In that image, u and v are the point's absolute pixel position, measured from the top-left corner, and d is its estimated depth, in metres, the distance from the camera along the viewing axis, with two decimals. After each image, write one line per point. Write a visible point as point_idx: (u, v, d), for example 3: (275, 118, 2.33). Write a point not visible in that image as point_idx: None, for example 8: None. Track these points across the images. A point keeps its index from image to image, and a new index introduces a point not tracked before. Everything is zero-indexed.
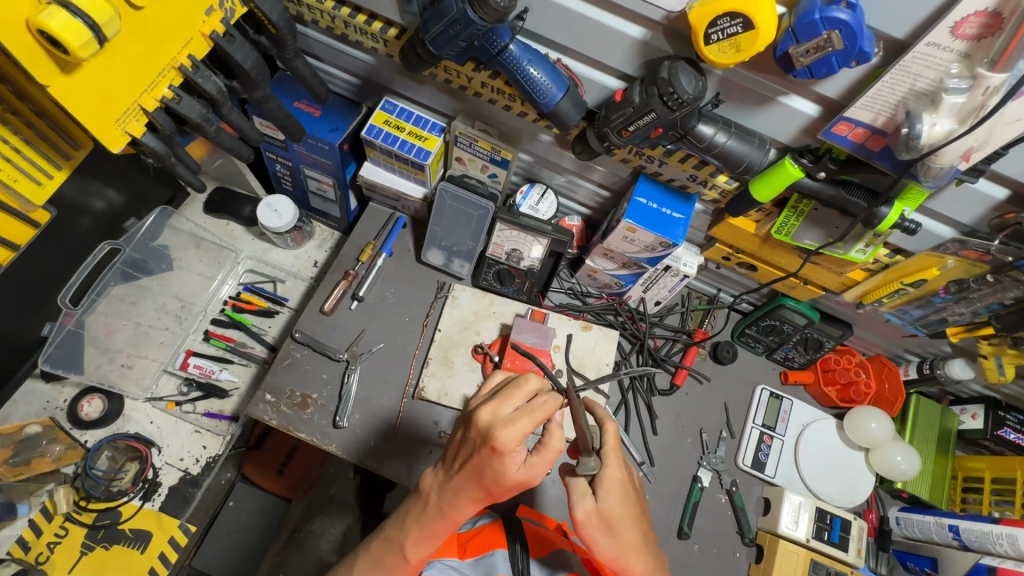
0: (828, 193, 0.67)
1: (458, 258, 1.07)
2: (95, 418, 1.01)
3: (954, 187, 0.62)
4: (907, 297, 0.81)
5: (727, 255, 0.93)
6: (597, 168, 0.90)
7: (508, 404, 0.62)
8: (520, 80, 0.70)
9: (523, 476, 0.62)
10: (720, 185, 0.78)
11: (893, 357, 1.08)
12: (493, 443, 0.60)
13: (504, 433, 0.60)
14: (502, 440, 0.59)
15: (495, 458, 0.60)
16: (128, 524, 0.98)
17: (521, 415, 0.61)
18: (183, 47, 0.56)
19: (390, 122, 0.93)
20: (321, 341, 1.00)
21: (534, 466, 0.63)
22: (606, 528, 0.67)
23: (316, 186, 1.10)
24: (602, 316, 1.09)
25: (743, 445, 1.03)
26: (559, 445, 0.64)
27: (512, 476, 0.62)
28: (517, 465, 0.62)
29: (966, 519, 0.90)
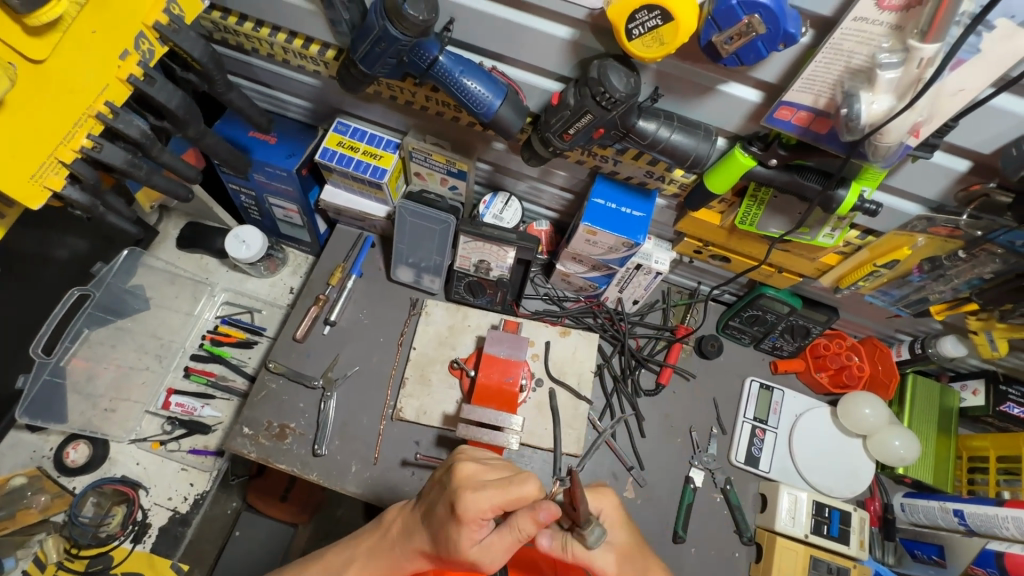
0: (783, 180, 0.64)
1: (428, 274, 1.05)
2: (81, 463, 1.01)
3: (911, 163, 0.59)
4: (885, 277, 0.77)
5: (697, 249, 0.90)
6: (556, 172, 0.88)
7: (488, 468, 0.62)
8: (455, 92, 0.68)
9: (477, 556, 0.59)
10: (677, 179, 0.75)
11: (885, 337, 1.04)
12: (456, 505, 0.58)
13: (470, 499, 0.57)
14: (467, 506, 0.57)
15: (454, 524, 0.58)
16: (119, 568, 0.97)
17: (499, 488, 0.58)
18: (98, 95, 0.55)
19: (343, 143, 0.92)
20: (297, 370, 0.99)
21: (491, 548, 0.59)
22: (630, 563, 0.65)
23: (281, 213, 1.09)
24: (581, 320, 1.07)
25: (735, 441, 1.00)
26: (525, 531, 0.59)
27: (462, 552, 0.58)
28: (473, 540, 0.58)
29: (971, 503, 0.86)
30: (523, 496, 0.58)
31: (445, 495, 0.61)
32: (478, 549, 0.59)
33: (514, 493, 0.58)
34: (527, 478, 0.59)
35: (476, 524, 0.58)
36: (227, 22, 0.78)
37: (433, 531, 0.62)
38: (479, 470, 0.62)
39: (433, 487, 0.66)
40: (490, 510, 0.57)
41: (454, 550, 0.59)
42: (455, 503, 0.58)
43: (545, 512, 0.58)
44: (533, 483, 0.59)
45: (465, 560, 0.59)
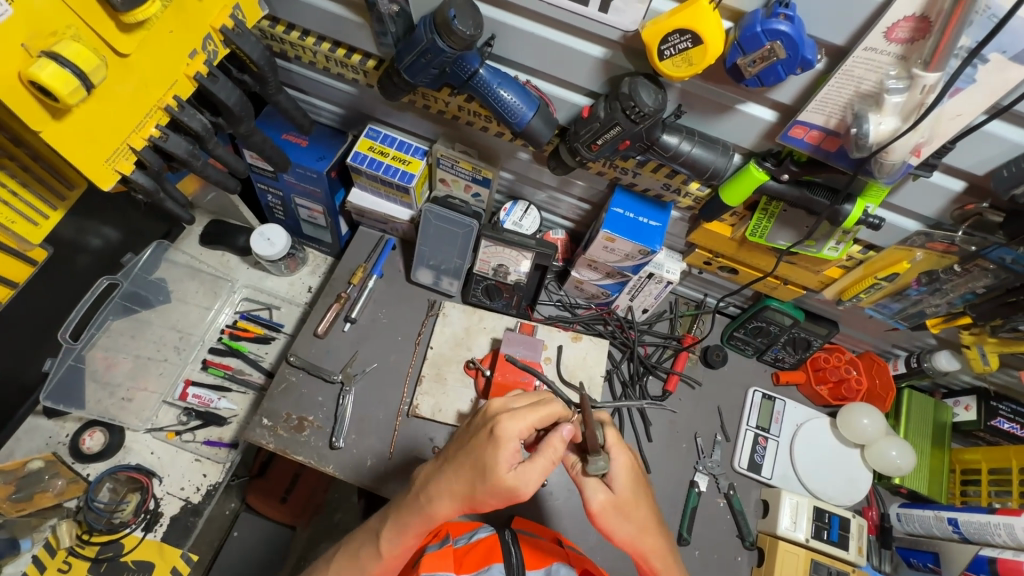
0: (793, 194, 0.70)
1: (447, 276, 1.09)
2: (97, 450, 1.03)
3: (911, 182, 0.65)
4: (884, 291, 0.82)
5: (707, 260, 0.95)
6: (575, 182, 0.93)
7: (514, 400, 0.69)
8: (491, 102, 0.73)
9: (514, 481, 0.61)
10: (692, 192, 0.80)
11: (882, 353, 1.09)
12: (494, 428, 0.63)
13: (507, 421, 0.63)
14: (505, 426, 0.62)
15: (490, 445, 0.62)
16: (130, 556, 0.99)
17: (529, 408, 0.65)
18: (168, 89, 0.60)
19: (374, 148, 0.97)
20: (317, 364, 1.02)
21: (525, 475, 0.62)
22: (622, 514, 0.68)
23: (306, 213, 1.13)
24: (591, 327, 1.11)
25: (738, 448, 1.04)
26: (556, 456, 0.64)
27: (500, 475, 0.61)
28: (509, 464, 0.61)
29: (964, 511, 0.89)
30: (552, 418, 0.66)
31: (481, 423, 0.67)
32: (513, 475, 0.62)
33: (545, 410, 0.66)
34: (552, 401, 0.68)
35: (513, 448, 0.62)
36: (275, 30, 0.84)
37: (470, 470, 0.63)
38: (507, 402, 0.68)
39: (464, 427, 0.70)
40: (522, 432, 0.63)
41: (488, 472, 0.61)
42: (495, 424, 0.63)
43: (567, 429, 0.66)
44: (558, 405, 0.68)
45: (503, 485, 0.61)
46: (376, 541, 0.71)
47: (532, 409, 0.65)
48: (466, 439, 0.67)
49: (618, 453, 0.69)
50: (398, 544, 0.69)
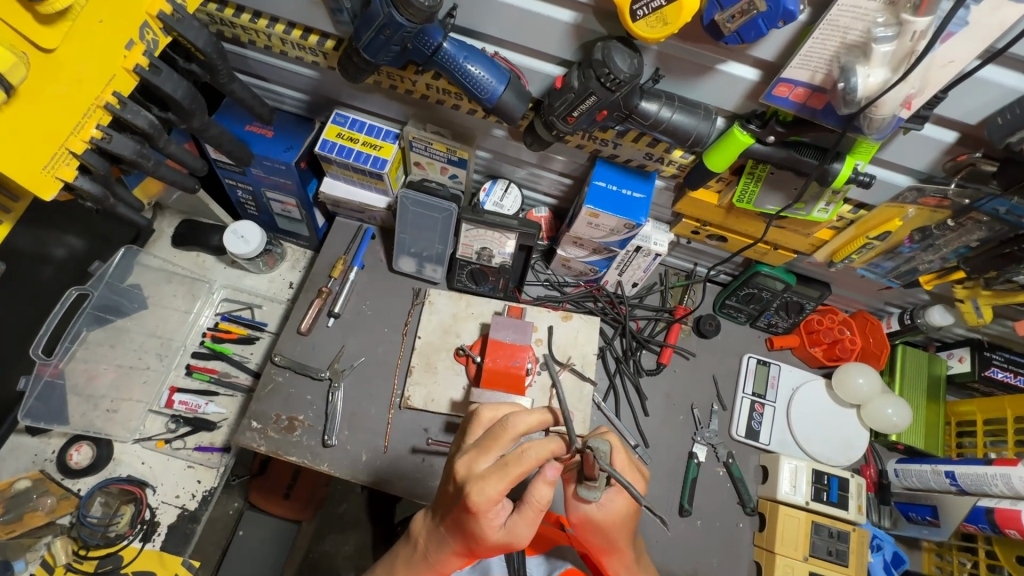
0: (780, 156, 0.67)
1: (430, 263, 1.06)
2: (85, 465, 1.00)
3: (903, 136, 0.62)
4: (876, 250, 0.80)
5: (695, 229, 0.92)
6: (555, 157, 0.89)
7: (483, 457, 0.58)
8: (459, 78, 0.69)
9: (504, 538, 0.56)
10: (676, 160, 0.77)
11: (875, 311, 1.08)
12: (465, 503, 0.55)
13: (475, 491, 0.55)
14: (474, 500, 0.55)
15: (469, 517, 0.56)
16: (130, 568, 0.97)
17: (478, 454, 0.58)
18: (105, 85, 0.56)
19: (342, 134, 0.92)
20: (303, 362, 1.00)
21: (516, 530, 0.57)
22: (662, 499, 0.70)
23: (280, 207, 1.09)
24: (581, 304, 1.09)
25: (735, 416, 1.03)
26: (543, 502, 0.57)
27: (490, 537, 0.56)
28: (497, 523, 0.56)
29: (961, 464, 0.89)
30: (528, 472, 0.56)
31: (452, 489, 0.59)
32: (503, 529, 0.57)
33: (518, 474, 0.55)
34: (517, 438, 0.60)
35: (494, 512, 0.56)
36: (224, 14, 0.78)
37: (451, 529, 0.60)
38: (476, 458, 0.58)
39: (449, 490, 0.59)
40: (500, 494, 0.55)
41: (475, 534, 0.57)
42: (461, 491, 0.56)
43: (553, 470, 0.57)
44: (532, 454, 0.55)
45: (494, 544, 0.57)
46: None
47: (486, 456, 0.58)
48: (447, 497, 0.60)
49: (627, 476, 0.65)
50: None
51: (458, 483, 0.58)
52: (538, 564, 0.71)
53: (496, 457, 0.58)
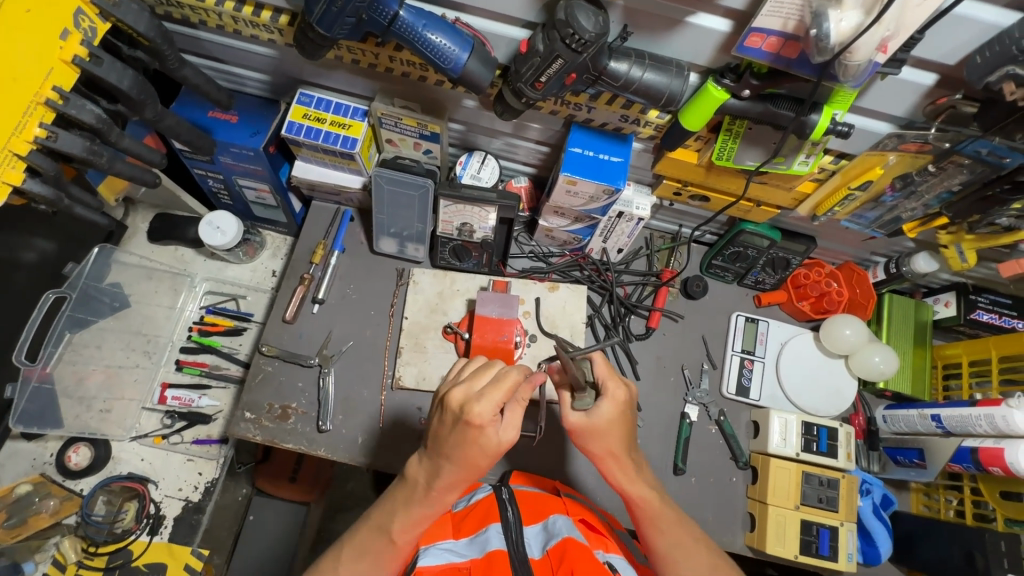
0: (756, 111, 0.65)
1: (411, 242, 1.04)
2: (84, 465, 1.01)
3: (880, 82, 0.60)
4: (860, 200, 0.79)
5: (677, 190, 0.90)
6: (530, 125, 0.87)
7: (474, 385, 0.64)
8: (420, 49, 0.66)
9: (501, 439, 0.64)
10: (653, 121, 0.75)
11: (861, 262, 1.08)
12: (466, 417, 0.61)
13: (477, 408, 0.61)
14: (477, 414, 0.61)
15: (469, 428, 0.62)
16: (141, 561, 0.99)
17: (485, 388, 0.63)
18: (43, 81, 0.54)
19: (309, 115, 0.89)
20: (291, 351, 0.99)
21: (511, 429, 0.65)
22: (597, 434, 0.70)
23: (254, 194, 1.06)
24: (568, 274, 1.08)
25: (725, 374, 1.04)
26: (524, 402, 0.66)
27: (490, 441, 0.63)
28: (494, 429, 0.63)
29: (947, 407, 0.91)
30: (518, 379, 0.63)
31: (450, 415, 0.64)
32: (502, 434, 0.64)
33: (511, 384, 0.62)
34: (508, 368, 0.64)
35: (491, 423, 0.62)
36: None
37: (460, 452, 0.64)
38: (467, 389, 0.64)
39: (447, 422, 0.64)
40: (494, 406, 0.62)
41: (473, 442, 0.63)
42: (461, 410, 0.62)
43: (528, 390, 0.67)
44: (515, 370, 0.63)
45: (492, 445, 0.63)
46: (388, 528, 0.70)
47: (497, 390, 0.62)
48: (448, 436, 0.64)
49: (610, 388, 0.70)
50: (409, 530, 0.69)
51: (455, 408, 0.63)
52: (534, 533, 0.71)
53: (492, 379, 0.65)
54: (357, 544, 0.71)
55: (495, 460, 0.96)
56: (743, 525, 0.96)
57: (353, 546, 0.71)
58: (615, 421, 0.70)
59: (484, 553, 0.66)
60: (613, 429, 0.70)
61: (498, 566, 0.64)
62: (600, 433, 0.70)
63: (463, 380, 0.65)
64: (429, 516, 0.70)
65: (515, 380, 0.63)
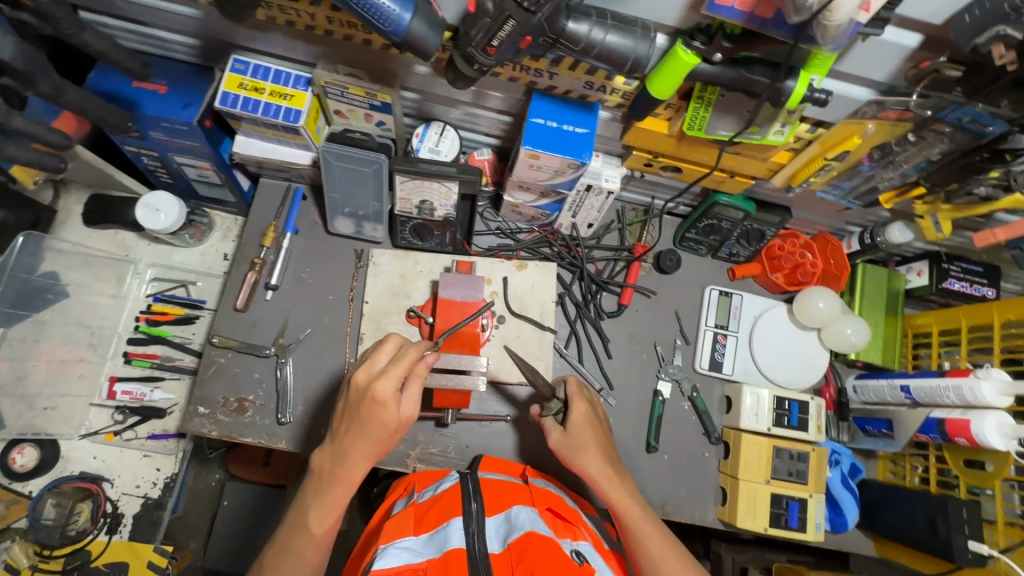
0: (730, 77, 0.59)
1: (369, 222, 0.97)
2: (31, 466, 0.96)
3: (861, 44, 0.55)
4: (836, 171, 0.76)
5: (647, 161, 0.85)
6: (490, 93, 0.80)
7: (381, 361, 0.72)
8: (356, 9, 0.59)
9: (404, 410, 0.70)
10: (619, 88, 0.70)
11: (836, 231, 1.05)
12: (372, 393, 0.68)
13: (379, 384, 0.68)
14: (379, 390, 0.68)
15: (371, 398, 0.68)
16: (100, 560, 0.97)
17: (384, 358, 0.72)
18: None
19: (245, 85, 0.80)
20: (245, 341, 0.94)
21: (411, 401, 0.71)
22: (575, 446, 0.80)
23: (194, 172, 0.97)
24: (536, 251, 1.04)
25: (698, 350, 1.02)
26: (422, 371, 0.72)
27: (391, 413, 0.69)
28: (395, 402, 0.69)
29: (916, 378, 0.91)
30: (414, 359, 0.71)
31: (357, 396, 0.70)
32: (403, 409, 0.70)
33: (411, 360, 0.70)
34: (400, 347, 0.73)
35: (394, 394, 0.68)
36: None
37: (363, 425, 0.69)
38: (370, 368, 0.71)
39: (351, 401, 0.71)
40: (395, 382, 0.68)
41: (376, 414, 0.68)
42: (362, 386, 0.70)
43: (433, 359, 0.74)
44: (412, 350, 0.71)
45: (393, 415, 0.69)
46: (305, 520, 0.71)
47: (397, 364, 0.69)
48: (354, 415, 0.70)
49: (577, 403, 0.83)
50: (326, 520, 0.71)
51: (363, 387, 0.70)
52: (496, 524, 0.68)
53: (392, 358, 0.72)
54: (279, 545, 0.71)
55: (465, 446, 0.94)
56: (715, 499, 0.96)
57: (274, 554, 0.71)
58: (591, 437, 0.80)
59: (441, 552, 0.63)
60: (586, 437, 0.80)
61: (454, 569, 0.60)
62: (578, 444, 0.80)
63: (366, 363, 0.72)
64: (346, 500, 0.72)
65: (413, 355, 0.71)
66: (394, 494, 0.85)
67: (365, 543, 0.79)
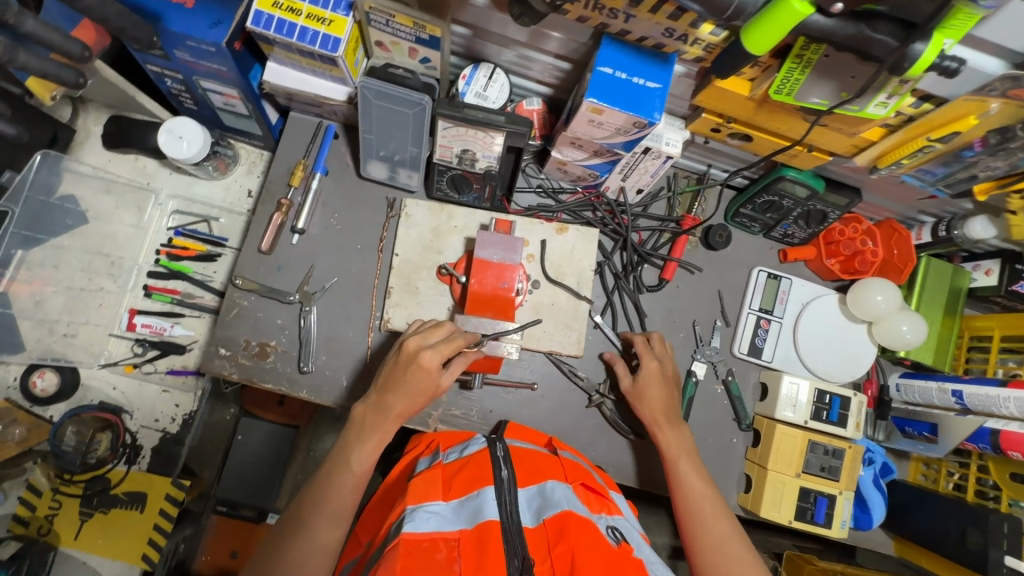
0: (845, 34, 0.51)
1: (405, 169, 0.91)
2: (52, 392, 0.95)
3: (1017, 3, 0.46)
4: (933, 154, 0.68)
5: (716, 126, 0.77)
6: (550, 34, 0.71)
7: (433, 335, 0.77)
8: None
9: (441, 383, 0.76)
10: (703, 38, 0.62)
11: (904, 220, 0.97)
12: (419, 359, 0.74)
13: (428, 356, 0.74)
14: (427, 360, 0.74)
15: (417, 368, 0.74)
16: (119, 489, 0.96)
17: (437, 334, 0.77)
18: None
19: (280, 5, 0.72)
20: (269, 285, 0.90)
21: (449, 377, 0.77)
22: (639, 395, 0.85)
23: (220, 100, 0.90)
24: (578, 214, 0.97)
25: (738, 333, 0.97)
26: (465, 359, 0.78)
27: (428, 384, 0.75)
28: (437, 376, 0.75)
29: (971, 384, 0.86)
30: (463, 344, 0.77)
31: (402, 359, 0.76)
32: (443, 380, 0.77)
33: (459, 342, 0.76)
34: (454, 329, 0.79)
35: (437, 368, 0.75)
36: None
37: (401, 388, 0.75)
38: (423, 338, 0.76)
39: (395, 366, 0.76)
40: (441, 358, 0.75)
41: (418, 381, 0.74)
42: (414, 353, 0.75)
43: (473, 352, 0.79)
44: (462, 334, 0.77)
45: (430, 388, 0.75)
46: (347, 458, 0.74)
47: (447, 344, 0.75)
48: (397, 378, 0.75)
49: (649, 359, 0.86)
50: (366, 460, 0.75)
51: (410, 354, 0.75)
52: (530, 497, 0.67)
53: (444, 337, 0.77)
54: (318, 485, 0.73)
55: (489, 411, 0.91)
56: (738, 486, 0.94)
57: (315, 491, 0.73)
58: (662, 393, 0.84)
59: (474, 524, 0.61)
60: (654, 390, 0.84)
61: (489, 538, 0.59)
62: (642, 394, 0.85)
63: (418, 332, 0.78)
64: (385, 442, 0.76)
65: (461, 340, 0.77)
66: (416, 448, 0.84)
67: (385, 494, 0.78)
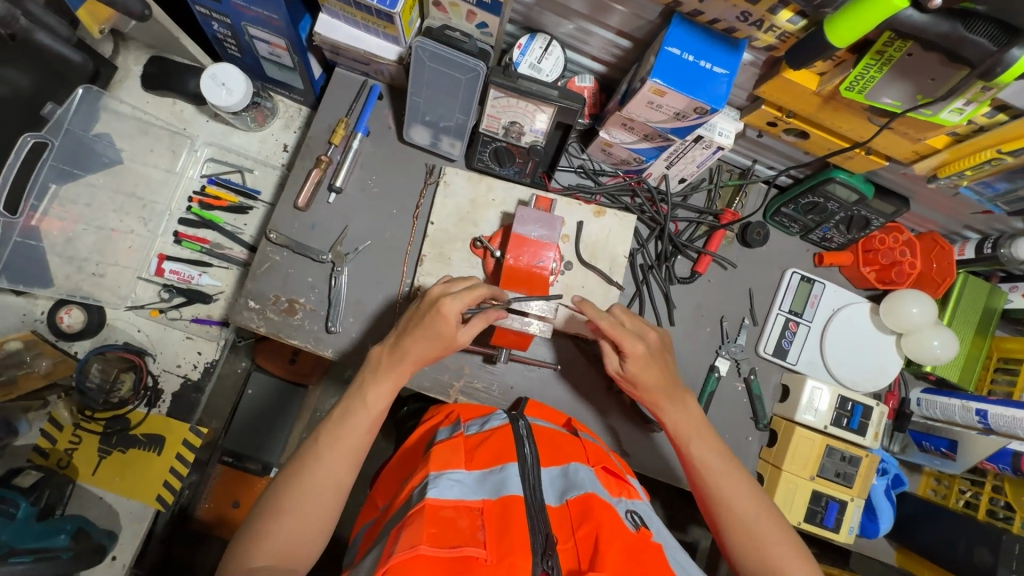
0: (937, 32, 0.49)
1: (448, 136, 0.90)
2: (77, 329, 0.96)
3: None
4: (999, 168, 0.66)
5: (774, 119, 0.75)
6: (615, 8, 0.69)
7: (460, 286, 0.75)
8: None
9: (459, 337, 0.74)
10: (779, 26, 0.60)
11: (947, 234, 0.96)
12: (439, 306, 0.72)
13: (448, 304, 0.71)
14: (447, 310, 0.71)
15: (437, 317, 0.72)
16: (139, 430, 0.98)
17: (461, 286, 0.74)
18: None
19: None
20: (301, 241, 0.89)
21: (468, 333, 0.74)
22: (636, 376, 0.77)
23: (266, 49, 0.88)
24: (617, 199, 0.96)
25: (765, 333, 0.96)
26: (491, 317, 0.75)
27: (445, 335, 0.72)
28: (455, 329, 0.73)
29: (996, 404, 0.85)
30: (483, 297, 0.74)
31: (424, 307, 0.74)
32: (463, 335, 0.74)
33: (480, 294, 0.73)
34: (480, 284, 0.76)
35: (456, 319, 0.72)
36: None
37: (421, 338, 0.73)
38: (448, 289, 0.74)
39: (416, 314, 0.74)
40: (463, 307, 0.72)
41: (435, 332, 0.72)
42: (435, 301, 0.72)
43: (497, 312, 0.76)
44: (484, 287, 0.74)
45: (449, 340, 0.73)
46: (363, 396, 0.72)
47: (468, 294, 0.72)
48: (418, 327, 0.73)
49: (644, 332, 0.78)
50: (383, 398, 0.73)
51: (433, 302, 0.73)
52: (553, 477, 0.67)
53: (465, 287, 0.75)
54: (334, 424, 0.71)
55: (511, 387, 0.91)
56: None
57: (330, 429, 0.70)
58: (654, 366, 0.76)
59: (499, 495, 0.61)
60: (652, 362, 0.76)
61: (513, 511, 0.59)
62: (639, 375, 0.76)
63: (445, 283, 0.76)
64: (400, 384, 0.74)
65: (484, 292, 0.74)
66: (433, 419, 0.84)
67: (403, 459, 0.79)
